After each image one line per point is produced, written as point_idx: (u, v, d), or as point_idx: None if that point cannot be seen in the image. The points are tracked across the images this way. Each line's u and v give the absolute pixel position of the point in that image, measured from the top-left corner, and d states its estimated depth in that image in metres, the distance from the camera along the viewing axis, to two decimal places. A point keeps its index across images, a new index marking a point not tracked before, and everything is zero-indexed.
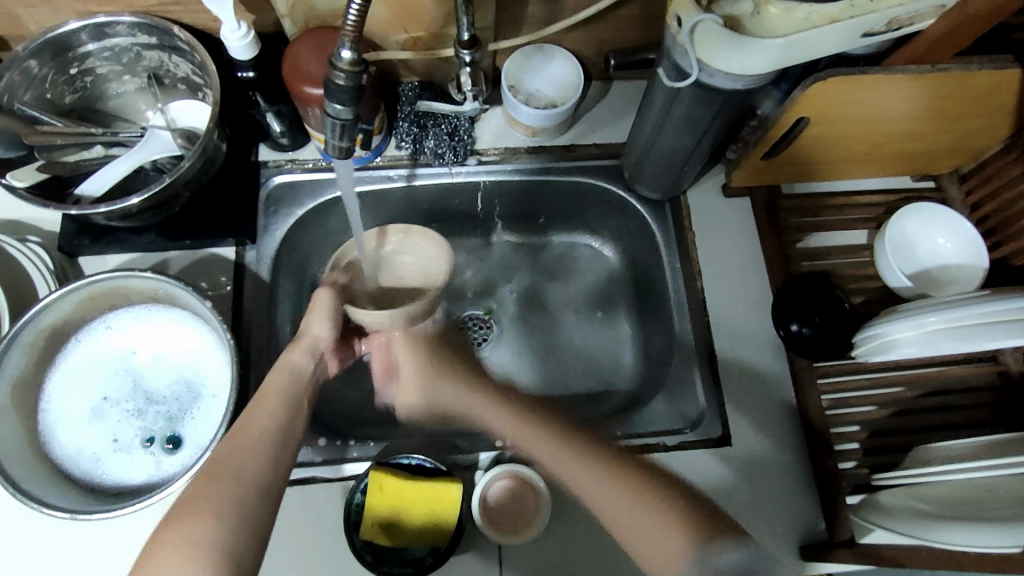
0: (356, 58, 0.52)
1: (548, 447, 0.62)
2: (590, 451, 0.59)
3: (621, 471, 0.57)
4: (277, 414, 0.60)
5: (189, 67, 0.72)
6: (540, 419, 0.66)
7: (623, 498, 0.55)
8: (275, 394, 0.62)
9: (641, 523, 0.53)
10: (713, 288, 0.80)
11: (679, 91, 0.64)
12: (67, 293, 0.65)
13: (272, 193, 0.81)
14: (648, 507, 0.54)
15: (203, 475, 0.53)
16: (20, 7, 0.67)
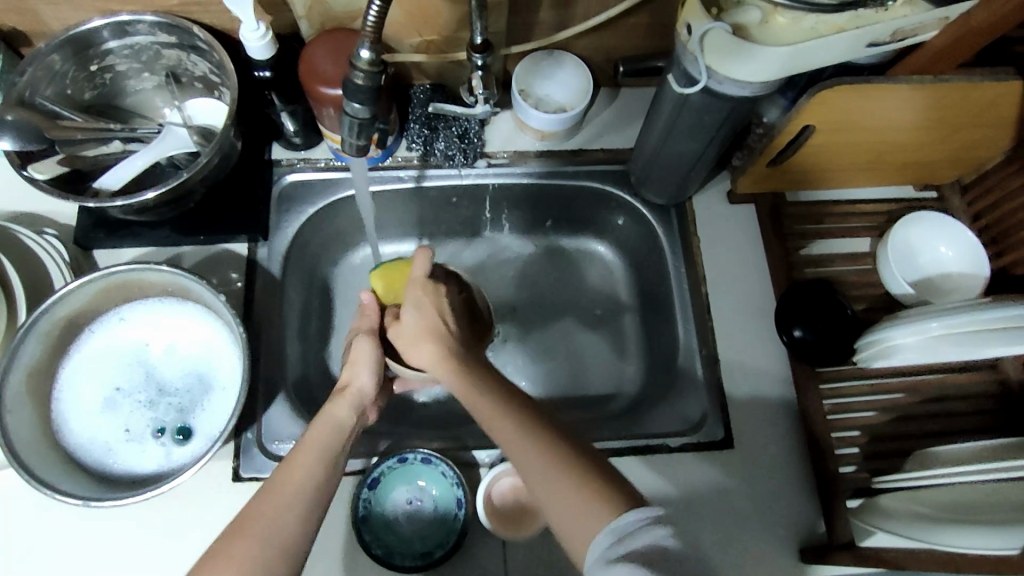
0: (375, 57, 0.53)
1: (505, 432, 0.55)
2: (533, 423, 0.55)
3: (551, 449, 0.52)
4: (312, 475, 0.56)
5: (207, 66, 0.74)
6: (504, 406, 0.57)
7: (560, 471, 0.50)
8: (309, 452, 0.58)
9: (560, 492, 0.50)
10: (717, 292, 0.82)
11: (688, 98, 0.65)
12: (84, 285, 0.66)
13: (284, 190, 0.82)
14: (562, 480, 0.50)
15: (233, 534, 0.50)
16: (44, 5, 0.69)
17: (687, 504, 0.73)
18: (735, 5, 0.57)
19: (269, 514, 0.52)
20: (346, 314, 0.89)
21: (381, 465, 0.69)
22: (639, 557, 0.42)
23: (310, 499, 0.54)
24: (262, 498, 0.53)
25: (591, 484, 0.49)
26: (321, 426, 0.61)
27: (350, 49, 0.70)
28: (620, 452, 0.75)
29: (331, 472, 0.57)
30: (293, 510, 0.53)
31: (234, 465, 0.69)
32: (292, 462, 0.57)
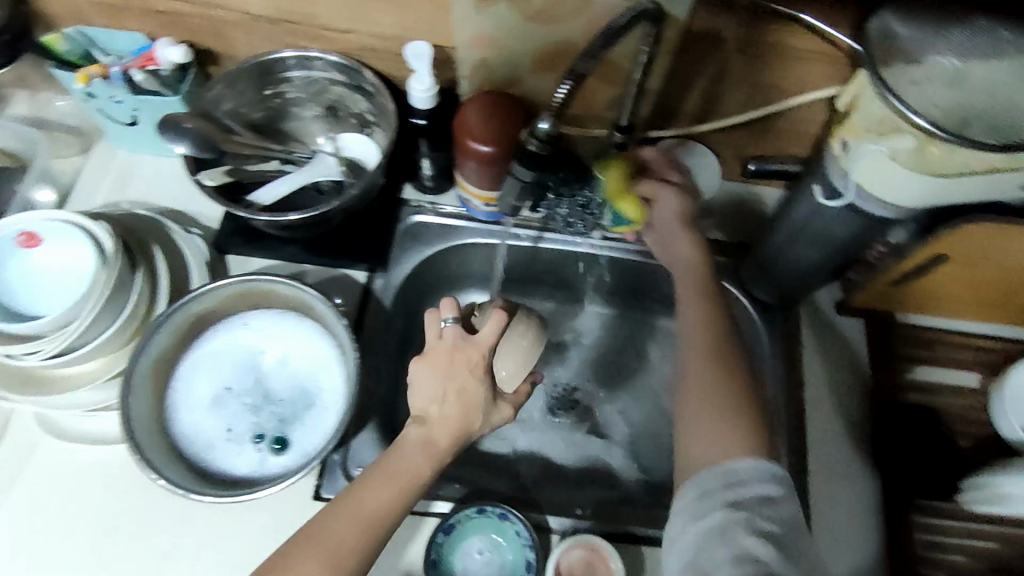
0: (551, 130, 0.56)
1: (704, 330, 0.68)
2: (729, 365, 0.66)
3: (729, 388, 0.64)
4: (458, 432, 0.62)
5: (366, 105, 0.80)
6: (710, 321, 0.69)
7: (719, 367, 0.66)
8: (462, 416, 0.62)
9: (710, 426, 0.62)
10: (817, 399, 0.80)
11: (827, 210, 0.66)
12: (226, 285, 0.71)
13: (409, 229, 0.86)
14: (704, 415, 0.62)
15: (379, 480, 0.59)
16: (239, 33, 0.77)
17: None
18: (890, 131, 0.56)
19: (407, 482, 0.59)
20: None
21: (459, 512, 0.69)
22: (744, 532, 0.54)
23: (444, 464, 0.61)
24: (385, 476, 0.60)
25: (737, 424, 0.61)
26: (459, 414, 0.62)
27: (499, 111, 0.75)
28: None
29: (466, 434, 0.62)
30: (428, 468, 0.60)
31: (317, 483, 0.71)
32: (428, 426, 0.62)
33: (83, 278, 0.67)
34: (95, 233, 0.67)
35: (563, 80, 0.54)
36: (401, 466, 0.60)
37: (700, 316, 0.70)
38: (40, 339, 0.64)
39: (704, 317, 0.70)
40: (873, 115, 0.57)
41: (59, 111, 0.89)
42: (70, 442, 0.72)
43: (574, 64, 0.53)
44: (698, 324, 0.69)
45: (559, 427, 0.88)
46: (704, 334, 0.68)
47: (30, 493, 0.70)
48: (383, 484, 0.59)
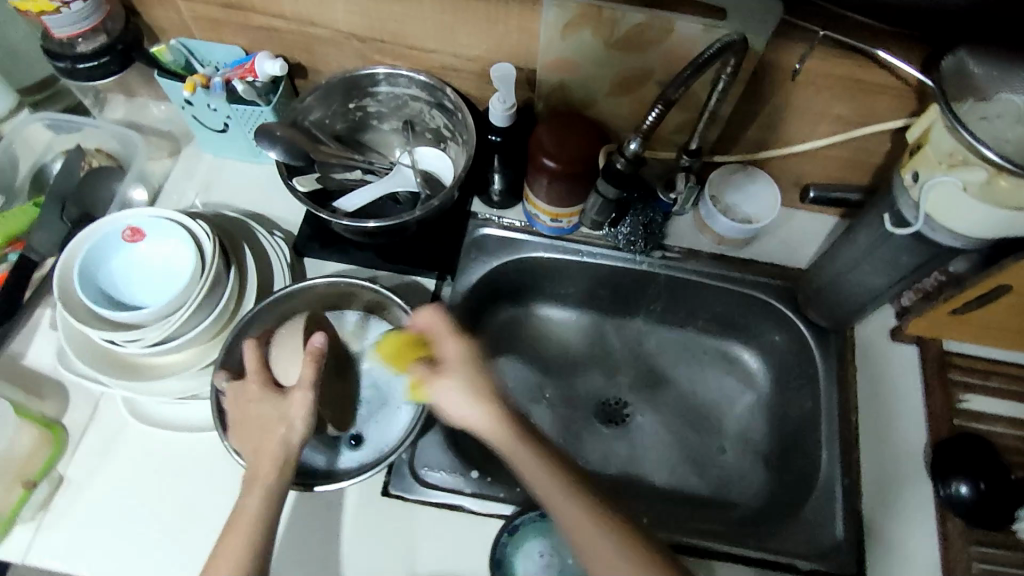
0: (637, 150, 0.68)
1: (529, 455, 0.61)
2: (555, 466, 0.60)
3: (581, 497, 0.59)
4: (285, 466, 0.63)
5: (443, 121, 0.84)
6: (536, 445, 0.61)
7: (561, 490, 0.59)
8: (273, 468, 0.62)
9: (601, 538, 0.57)
10: (868, 425, 0.82)
11: (892, 236, 0.68)
12: (321, 284, 0.77)
13: (476, 240, 0.90)
14: (578, 509, 0.58)
15: (224, 538, 0.60)
16: (330, 49, 0.82)
17: None
18: (959, 164, 0.58)
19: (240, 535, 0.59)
20: (498, 360, 0.96)
21: (524, 515, 0.72)
22: None
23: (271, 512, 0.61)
24: (224, 542, 0.59)
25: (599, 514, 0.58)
26: (270, 458, 0.63)
27: (573, 132, 0.78)
28: (746, 560, 0.76)
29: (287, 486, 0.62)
30: (265, 506, 0.61)
31: (385, 480, 0.76)
32: (252, 484, 0.62)
33: (182, 273, 0.72)
34: (195, 231, 0.72)
35: (653, 107, 0.65)
36: (264, 467, 0.63)
37: (500, 431, 0.62)
38: (143, 327, 0.68)
39: (516, 441, 0.61)
40: (942, 149, 0.59)
41: (155, 117, 0.95)
42: (156, 426, 0.76)
43: (665, 91, 0.63)
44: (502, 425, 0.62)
45: (610, 438, 0.93)
46: (519, 442, 0.61)
47: (116, 473, 0.74)
48: (225, 553, 0.58)
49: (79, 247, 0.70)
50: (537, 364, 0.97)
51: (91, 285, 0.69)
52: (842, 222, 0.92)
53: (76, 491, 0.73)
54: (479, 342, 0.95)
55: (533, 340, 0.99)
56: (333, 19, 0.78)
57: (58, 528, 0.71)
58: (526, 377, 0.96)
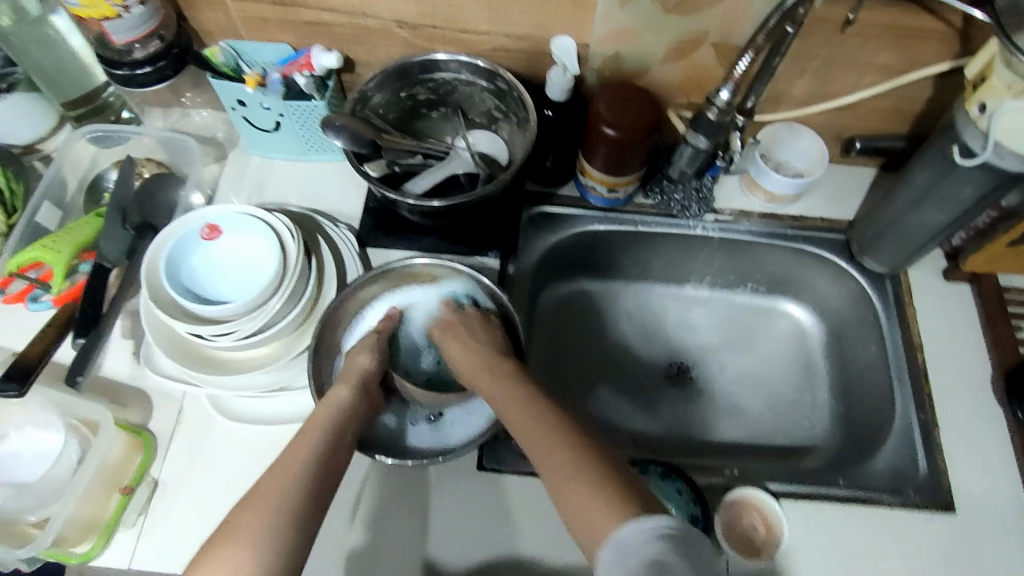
0: (728, 100, 0.74)
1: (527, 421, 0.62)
2: (552, 426, 0.60)
3: (577, 454, 0.56)
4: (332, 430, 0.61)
5: (494, 103, 0.85)
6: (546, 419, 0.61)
7: (557, 445, 0.58)
8: (316, 425, 0.62)
9: (579, 484, 0.55)
10: (935, 361, 0.84)
11: (957, 169, 0.71)
12: (412, 265, 0.79)
13: (535, 217, 0.92)
14: (575, 464, 0.56)
15: (270, 472, 0.56)
16: (379, 39, 0.83)
17: (909, 560, 0.73)
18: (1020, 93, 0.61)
19: (290, 471, 0.56)
20: (559, 335, 0.98)
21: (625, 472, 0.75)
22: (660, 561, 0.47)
23: (319, 468, 0.57)
24: (275, 475, 0.55)
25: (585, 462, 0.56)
26: (325, 410, 0.64)
27: (629, 98, 0.79)
28: (841, 499, 0.77)
29: (336, 446, 0.60)
30: (313, 460, 0.57)
31: (478, 455, 0.76)
32: (296, 441, 0.60)
33: (265, 267, 0.73)
34: (278, 224, 0.73)
35: (743, 55, 0.70)
36: (332, 411, 0.64)
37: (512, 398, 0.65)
38: (236, 319, 0.68)
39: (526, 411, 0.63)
40: (1004, 80, 0.62)
41: (198, 124, 0.94)
42: (246, 422, 0.76)
43: (756, 37, 0.68)
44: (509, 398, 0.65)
45: (678, 403, 0.96)
46: (523, 400, 0.64)
47: (211, 474, 0.74)
48: (275, 482, 0.55)
49: (167, 240, 0.71)
50: (597, 336, 1.00)
51: (176, 282, 0.70)
52: (882, 172, 0.95)
53: (171, 495, 0.73)
54: (543, 320, 0.98)
55: (591, 315, 1.01)
56: (384, 8, 0.78)
57: (157, 533, 0.71)
58: (588, 349, 0.98)
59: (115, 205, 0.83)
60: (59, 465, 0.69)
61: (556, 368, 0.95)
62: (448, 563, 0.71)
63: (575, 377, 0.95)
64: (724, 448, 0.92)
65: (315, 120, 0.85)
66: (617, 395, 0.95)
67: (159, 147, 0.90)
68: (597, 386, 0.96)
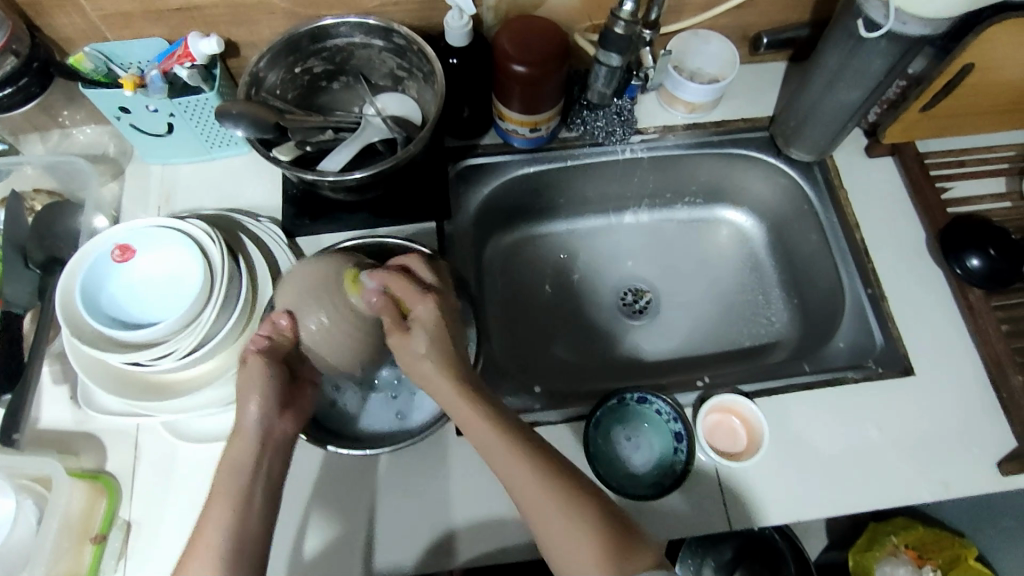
0: (632, 11, 0.73)
1: (497, 450, 0.60)
2: (530, 458, 0.59)
3: (543, 474, 0.59)
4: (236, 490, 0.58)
5: (396, 62, 0.81)
6: (518, 441, 0.60)
7: (542, 485, 0.58)
8: (220, 489, 0.58)
9: (558, 523, 0.57)
10: (871, 236, 0.87)
11: (865, 43, 0.71)
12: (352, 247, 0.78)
13: (463, 173, 0.89)
14: (558, 507, 0.57)
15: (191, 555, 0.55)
16: (258, 14, 0.77)
17: (880, 428, 0.77)
18: None
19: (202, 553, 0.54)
20: (509, 286, 0.97)
21: (602, 405, 0.75)
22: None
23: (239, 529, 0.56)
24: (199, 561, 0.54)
25: (573, 502, 0.58)
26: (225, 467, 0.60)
27: (532, 31, 0.76)
28: (810, 385, 0.79)
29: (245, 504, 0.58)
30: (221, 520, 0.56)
31: (455, 420, 0.76)
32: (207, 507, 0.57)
33: (191, 277, 0.68)
34: (196, 231, 0.68)
35: None
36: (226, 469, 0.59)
37: (479, 414, 0.61)
38: (172, 338, 0.64)
39: (488, 430, 0.60)
40: None
41: (83, 143, 0.87)
42: (206, 442, 0.73)
43: None
44: (459, 404, 0.62)
45: (638, 329, 0.96)
46: (488, 422, 0.61)
47: (187, 502, 0.71)
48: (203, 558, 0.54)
49: (76, 272, 0.66)
50: (546, 278, 0.99)
51: (98, 312, 0.65)
52: (792, 64, 0.96)
53: (149, 531, 0.70)
54: (494, 273, 0.97)
55: (540, 260, 1.00)
56: None
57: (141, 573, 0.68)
58: (543, 292, 0.98)
59: (13, 247, 0.77)
60: (18, 531, 0.66)
61: (515, 319, 0.94)
62: (451, 527, 0.71)
63: (537, 328, 0.95)
64: (688, 362, 0.94)
65: (208, 114, 0.79)
66: (578, 333, 0.95)
67: (47, 174, 0.82)
68: (558, 329, 0.95)
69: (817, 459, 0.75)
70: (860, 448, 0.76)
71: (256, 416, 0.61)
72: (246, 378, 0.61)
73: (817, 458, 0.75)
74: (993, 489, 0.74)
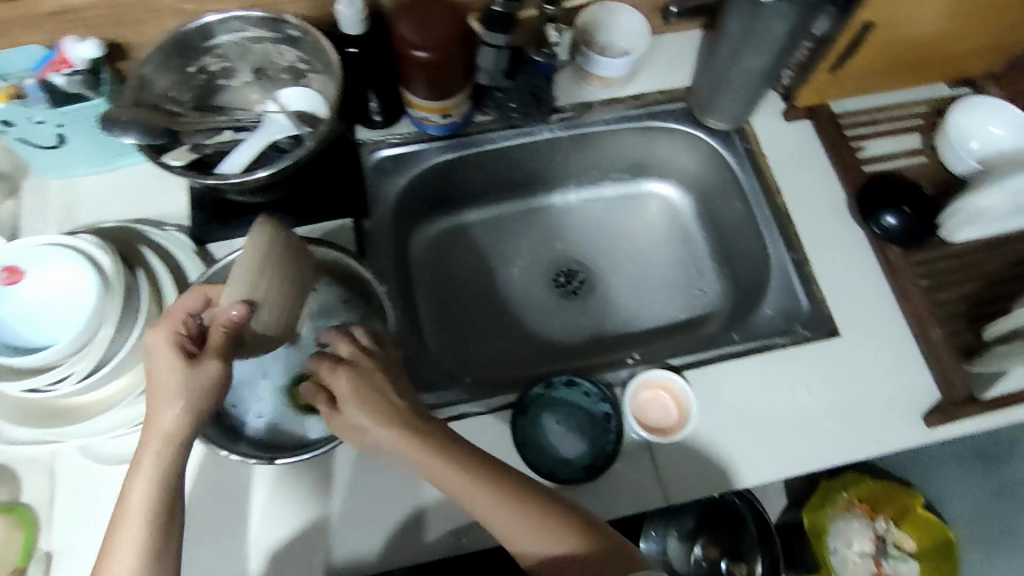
0: None
1: (448, 473, 0.59)
2: (479, 479, 0.59)
3: (498, 490, 0.59)
4: (150, 512, 0.50)
5: (296, 55, 0.78)
6: (461, 462, 0.59)
7: (501, 507, 0.59)
8: (132, 509, 0.50)
9: (527, 539, 0.59)
10: (793, 201, 0.87)
11: (764, 7, 0.71)
12: None
13: (378, 164, 0.87)
14: (524, 525, 0.59)
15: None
16: (140, 13, 0.73)
17: (809, 391, 0.77)
18: None
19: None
20: (438, 277, 0.95)
21: (530, 391, 0.75)
22: None
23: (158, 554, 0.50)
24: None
25: (536, 516, 0.59)
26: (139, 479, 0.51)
27: (429, 16, 0.73)
28: (740, 354, 0.79)
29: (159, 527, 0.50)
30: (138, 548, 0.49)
31: None
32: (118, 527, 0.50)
33: (84, 295, 0.65)
34: (86, 245, 0.65)
35: None
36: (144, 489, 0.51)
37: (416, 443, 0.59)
38: (66, 362, 0.61)
39: (425, 456, 0.59)
40: None
41: None
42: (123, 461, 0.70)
43: None
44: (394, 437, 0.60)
45: (572, 310, 0.95)
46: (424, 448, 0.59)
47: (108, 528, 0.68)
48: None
49: None
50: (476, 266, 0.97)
51: None
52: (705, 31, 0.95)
53: (68, 563, 0.67)
54: (422, 266, 0.95)
55: (469, 248, 0.98)
56: None
57: None
58: (474, 280, 0.96)
59: None
60: None
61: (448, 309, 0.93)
62: (388, 529, 0.70)
63: (470, 317, 0.93)
64: (623, 339, 0.94)
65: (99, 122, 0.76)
66: (512, 319, 0.94)
67: None
68: (492, 317, 0.94)
69: (748, 427, 0.75)
70: (790, 412, 0.76)
71: (182, 423, 0.51)
72: (192, 383, 0.51)
73: (748, 427, 0.75)
74: (921, 441, 0.75)
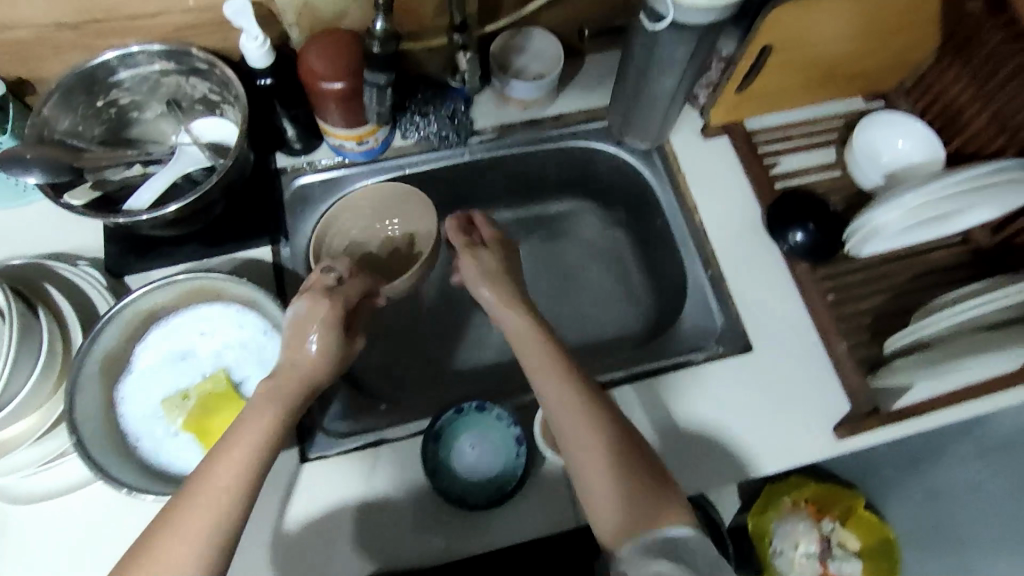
0: (387, 28, 0.71)
1: (567, 392, 0.63)
2: (595, 409, 0.62)
3: (595, 415, 0.62)
4: (248, 466, 0.55)
5: (206, 86, 0.78)
6: (584, 392, 0.63)
7: (600, 429, 0.61)
8: (242, 439, 0.56)
9: (592, 465, 0.60)
10: (710, 217, 0.88)
11: (660, 34, 0.72)
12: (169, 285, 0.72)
13: (296, 193, 0.87)
14: (595, 452, 0.61)
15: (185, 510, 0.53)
16: (42, 50, 0.73)
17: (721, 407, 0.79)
18: None
19: (197, 518, 0.53)
20: None
21: (442, 416, 0.75)
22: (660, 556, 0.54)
23: (247, 481, 0.55)
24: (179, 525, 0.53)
25: (618, 443, 0.61)
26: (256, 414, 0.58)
27: (339, 46, 0.74)
28: (656, 370, 0.80)
29: (244, 489, 0.55)
30: (228, 491, 0.54)
31: (298, 448, 0.74)
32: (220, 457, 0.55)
33: None
34: None
35: None
36: (257, 433, 0.57)
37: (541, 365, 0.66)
38: None
39: (557, 379, 0.64)
40: None
41: None
42: (29, 503, 0.69)
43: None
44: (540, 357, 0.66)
45: (501, 329, 0.97)
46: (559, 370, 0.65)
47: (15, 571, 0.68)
48: (197, 514, 0.53)
49: None
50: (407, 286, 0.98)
51: None
52: None
53: None
54: None
55: None
56: (28, 15, 0.69)
57: None
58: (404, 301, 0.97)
59: None
60: None
61: None
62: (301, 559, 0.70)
63: None
64: None
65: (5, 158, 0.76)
66: None
67: None
68: None
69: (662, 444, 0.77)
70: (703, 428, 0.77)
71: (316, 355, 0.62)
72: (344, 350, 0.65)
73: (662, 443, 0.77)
74: (829, 453, 0.77)
